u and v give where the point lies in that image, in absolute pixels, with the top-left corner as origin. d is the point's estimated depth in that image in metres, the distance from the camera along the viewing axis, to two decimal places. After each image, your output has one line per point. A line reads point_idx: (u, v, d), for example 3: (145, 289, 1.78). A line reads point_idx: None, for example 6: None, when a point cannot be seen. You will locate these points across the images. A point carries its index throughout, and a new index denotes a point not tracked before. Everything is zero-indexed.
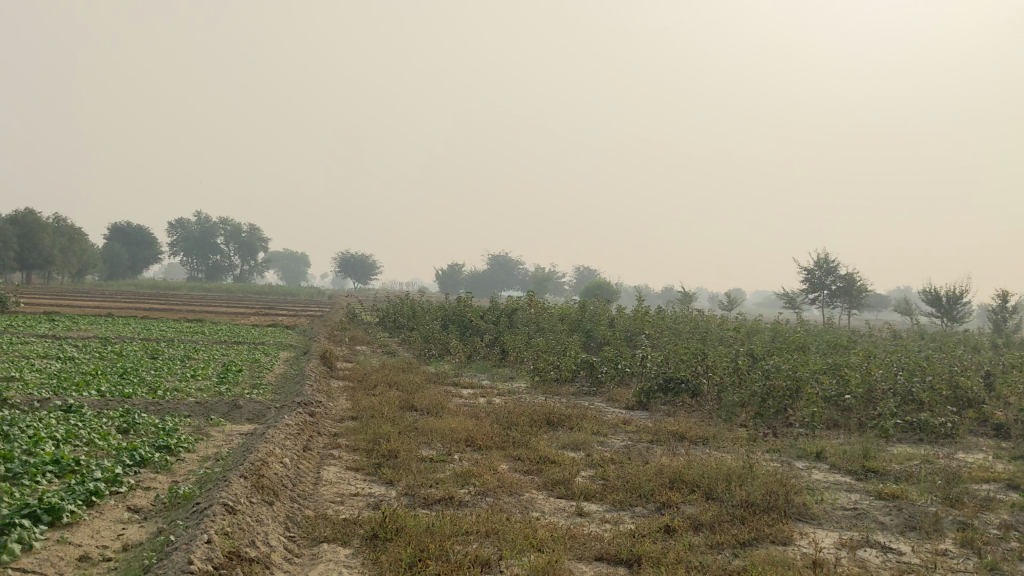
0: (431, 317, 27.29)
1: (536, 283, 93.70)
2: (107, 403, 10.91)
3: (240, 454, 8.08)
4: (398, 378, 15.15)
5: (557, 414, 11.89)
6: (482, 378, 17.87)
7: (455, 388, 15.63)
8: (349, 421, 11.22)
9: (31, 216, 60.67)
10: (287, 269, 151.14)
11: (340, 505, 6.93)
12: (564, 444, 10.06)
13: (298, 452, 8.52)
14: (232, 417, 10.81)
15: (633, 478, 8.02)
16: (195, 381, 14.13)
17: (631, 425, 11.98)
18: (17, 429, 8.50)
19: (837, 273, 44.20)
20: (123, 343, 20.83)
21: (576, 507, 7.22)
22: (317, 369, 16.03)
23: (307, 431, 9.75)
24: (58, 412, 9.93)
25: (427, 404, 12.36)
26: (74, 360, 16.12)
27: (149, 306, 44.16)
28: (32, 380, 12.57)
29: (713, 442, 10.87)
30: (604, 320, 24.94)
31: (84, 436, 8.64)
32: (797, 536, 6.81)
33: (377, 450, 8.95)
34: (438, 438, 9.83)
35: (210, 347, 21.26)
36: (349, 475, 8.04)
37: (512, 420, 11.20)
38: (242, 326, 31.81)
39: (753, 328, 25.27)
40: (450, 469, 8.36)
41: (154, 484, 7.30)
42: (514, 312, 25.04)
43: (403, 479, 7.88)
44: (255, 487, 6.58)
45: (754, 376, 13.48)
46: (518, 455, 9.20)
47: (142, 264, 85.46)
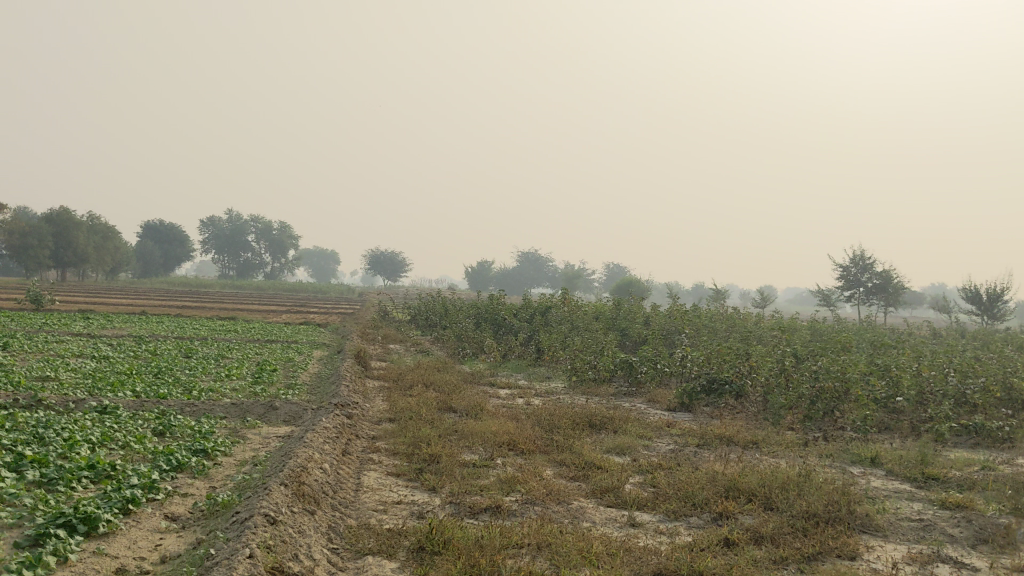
0: (464, 315, 27.04)
1: (566, 280, 93.22)
2: (142, 405, 10.75)
3: (278, 458, 7.85)
4: (434, 378, 14.89)
5: (599, 416, 11.57)
6: (518, 377, 17.57)
7: (491, 388, 15.33)
8: (386, 423, 10.97)
9: (65, 214, 61.34)
10: (317, 266, 151.88)
11: (384, 514, 6.66)
12: (609, 449, 9.74)
13: (338, 456, 8.27)
14: (268, 419, 10.61)
15: (686, 486, 7.69)
16: (229, 381, 13.96)
17: (675, 428, 11.61)
18: (52, 432, 8.34)
19: (873, 270, 43.37)
20: (157, 341, 20.78)
21: (628, 517, 6.90)
22: (351, 369, 15.83)
23: (345, 434, 9.52)
24: (93, 414, 9.77)
25: (465, 405, 12.08)
26: (108, 359, 16.05)
27: (182, 304, 44.38)
28: (66, 380, 12.48)
29: (762, 447, 10.48)
30: (640, 319, 24.54)
31: (120, 439, 8.46)
32: (864, 551, 6.44)
33: (418, 454, 8.68)
34: (480, 441, 9.54)
35: (243, 346, 21.15)
36: (391, 481, 7.78)
37: (553, 423, 10.90)
38: (274, 323, 31.76)
39: (792, 327, 24.73)
40: (494, 475, 8.07)
41: (192, 490, 7.07)
42: (549, 310, 24.71)
43: (446, 486, 7.60)
44: (296, 496, 6.33)
45: (801, 377, 13.05)
46: (563, 460, 8.89)
47: (174, 262, 86.17)
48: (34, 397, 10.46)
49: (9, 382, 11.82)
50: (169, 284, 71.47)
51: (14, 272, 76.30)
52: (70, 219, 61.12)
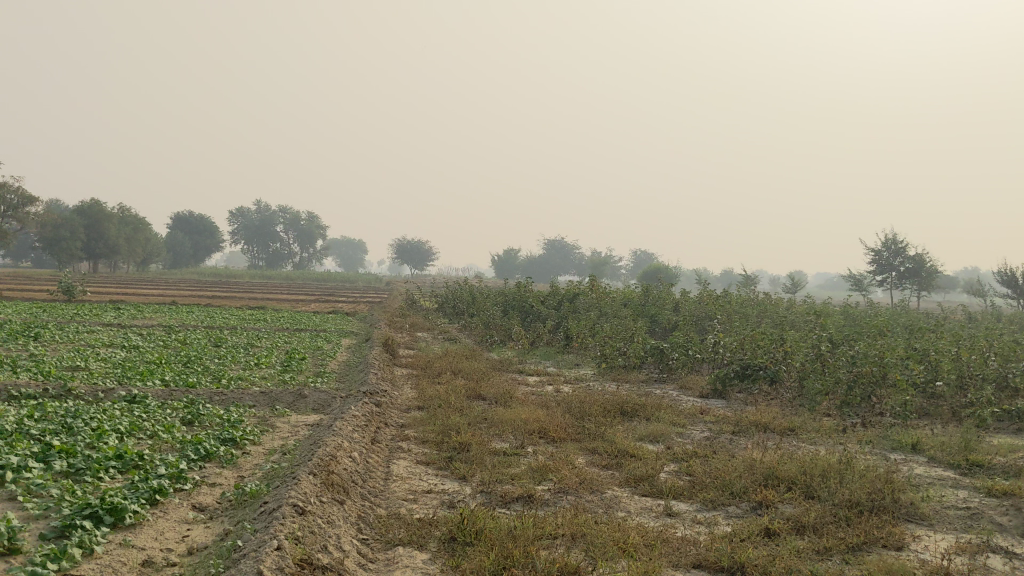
0: (491, 302, 26.90)
1: (593, 268, 92.81)
2: (171, 393, 10.71)
3: (306, 447, 7.73)
4: (462, 366, 14.76)
5: (631, 403, 11.37)
6: (547, 365, 17.41)
7: (520, 375, 15.18)
8: (415, 411, 10.85)
9: (97, 206, 61.94)
10: (344, 255, 152.56)
11: (414, 503, 6.51)
12: (642, 436, 9.55)
13: (367, 444, 8.14)
14: (297, 407, 10.52)
15: (722, 475, 7.48)
16: (258, 369, 13.92)
17: (709, 415, 11.39)
18: (80, 422, 8.28)
19: (906, 253, 42.67)
20: (186, 331, 20.84)
21: (664, 507, 6.71)
22: (379, 357, 15.75)
23: (374, 422, 9.40)
24: (122, 403, 9.74)
25: (494, 393, 11.93)
26: (138, 349, 16.09)
27: (211, 294, 44.66)
28: (96, 370, 12.50)
29: (799, 434, 10.24)
30: (669, 305, 24.26)
31: (149, 428, 8.39)
32: (910, 540, 6.21)
33: (448, 442, 8.55)
34: (510, 429, 9.39)
35: (272, 334, 21.16)
36: (420, 469, 7.64)
37: (584, 410, 10.73)
38: (302, 313, 31.83)
39: (825, 312, 24.34)
40: (526, 463, 7.90)
41: (220, 479, 6.97)
42: (577, 297, 24.51)
43: (476, 474, 7.44)
44: (325, 485, 6.20)
45: (837, 362, 12.77)
46: (595, 448, 8.72)
47: (204, 252, 86.85)
48: (63, 386, 10.45)
49: (40, 372, 11.84)
50: (199, 274, 72.04)
51: (47, 264, 77.28)
52: (101, 211, 61.73)
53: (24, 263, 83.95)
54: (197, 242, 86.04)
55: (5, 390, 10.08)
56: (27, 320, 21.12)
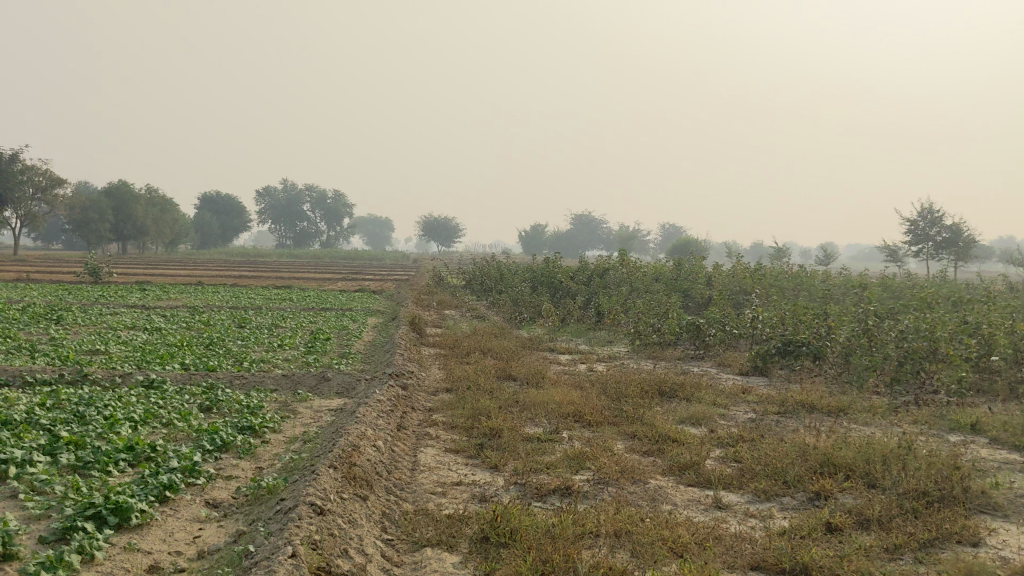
0: (519, 278, 26.37)
1: (621, 242, 91.94)
2: (191, 378, 10.33)
3: (329, 436, 7.30)
4: (492, 345, 14.27)
5: (669, 383, 10.83)
6: (578, 342, 16.88)
7: (551, 354, 14.67)
8: (443, 393, 10.40)
9: (124, 187, 62.08)
10: (371, 233, 152.81)
11: (442, 498, 6.05)
12: (683, 419, 9.02)
13: (392, 432, 7.69)
14: (320, 391, 10.10)
15: (774, 462, 6.95)
16: (282, 351, 13.56)
17: (752, 395, 10.83)
18: (92, 410, 7.90)
19: (943, 223, 41.53)
20: (211, 312, 20.58)
21: (713, 499, 6.20)
22: (406, 336, 15.32)
23: (400, 407, 8.95)
24: (139, 389, 9.37)
25: (525, 373, 11.44)
26: (161, 331, 15.77)
27: (239, 274, 44.48)
28: (116, 354, 12.16)
29: (850, 415, 9.65)
30: (702, 279, 23.60)
31: (164, 416, 8.00)
32: (986, 534, 5.63)
33: (478, 428, 8.07)
34: (543, 413, 8.90)
35: (297, 314, 20.82)
36: (449, 458, 7.17)
37: (620, 391, 10.21)
38: (330, 291, 31.52)
39: (865, 285, 23.54)
40: (561, 450, 7.42)
41: (237, 472, 6.54)
42: (607, 272, 23.90)
43: (509, 464, 6.97)
44: (346, 480, 5.75)
45: (885, 337, 12.13)
46: (634, 433, 8.21)
47: (231, 232, 87.04)
48: (80, 371, 10.11)
49: (57, 357, 11.51)
50: (226, 254, 72.17)
51: (77, 246, 77.81)
52: (128, 192, 61.85)
53: (56, 245, 84.64)
54: (225, 222, 86.23)
55: (20, 376, 9.75)
56: (52, 302, 20.93)
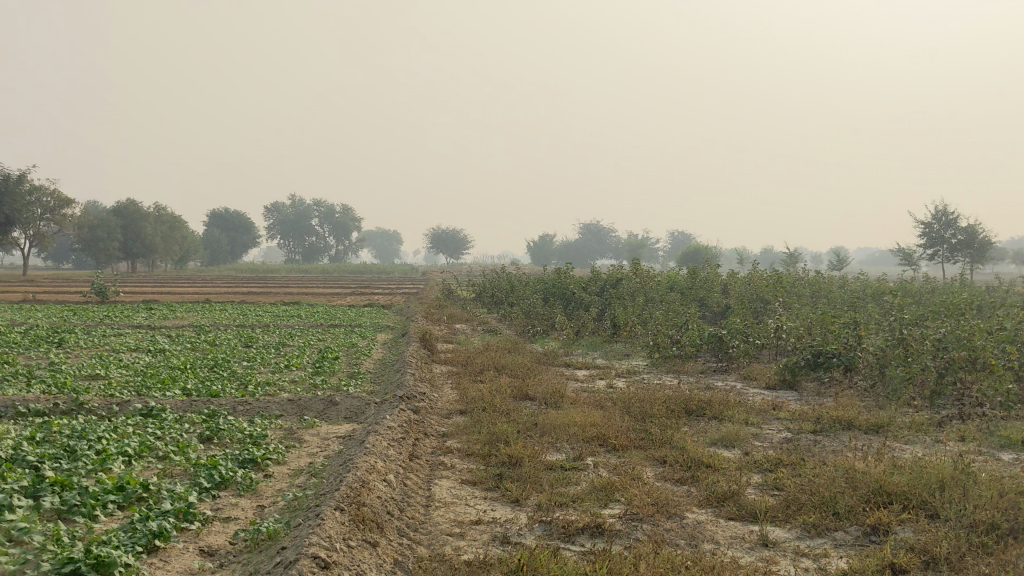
0: (531, 290, 25.79)
1: (631, 250, 91.32)
2: (191, 405, 9.79)
3: (336, 469, 6.76)
4: (506, 361, 13.70)
5: (695, 400, 10.26)
6: (595, 356, 16.31)
7: (568, 370, 14.10)
8: (457, 416, 9.85)
9: (133, 206, 61.77)
10: (380, 246, 152.75)
11: (461, 539, 5.50)
12: (715, 441, 8.45)
13: (404, 462, 7.15)
14: (328, 417, 9.56)
15: (820, 490, 6.37)
16: (288, 372, 13.03)
17: (783, 412, 10.28)
18: (83, 445, 7.36)
19: (957, 225, 40.81)
20: (217, 331, 20.07)
21: (759, 535, 5.63)
22: (417, 354, 14.81)
23: (412, 433, 8.41)
24: (136, 419, 8.85)
25: (543, 392, 10.88)
26: (164, 352, 15.27)
27: (246, 290, 44.03)
28: (116, 379, 11.65)
29: (891, 432, 9.07)
30: (718, 288, 22.99)
31: (160, 450, 7.46)
32: None
33: (496, 456, 7.52)
34: (565, 438, 8.35)
35: (305, 332, 20.32)
36: (466, 491, 6.62)
37: (645, 410, 9.64)
38: (338, 307, 31.00)
39: (885, 292, 22.89)
40: (587, 480, 6.86)
41: (235, 513, 5.99)
42: (621, 281, 23.30)
43: (532, 497, 6.41)
44: (354, 524, 5.21)
45: (921, 346, 11.52)
46: (664, 458, 7.66)
47: (240, 249, 86.85)
48: (75, 399, 9.60)
49: (54, 384, 11.00)
50: (236, 271, 71.88)
51: (86, 265, 77.58)
52: (138, 211, 61.59)
53: (65, 266, 84.57)
54: (233, 238, 85.99)
55: (11, 406, 9.23)
56: (55, 324, 20.46)
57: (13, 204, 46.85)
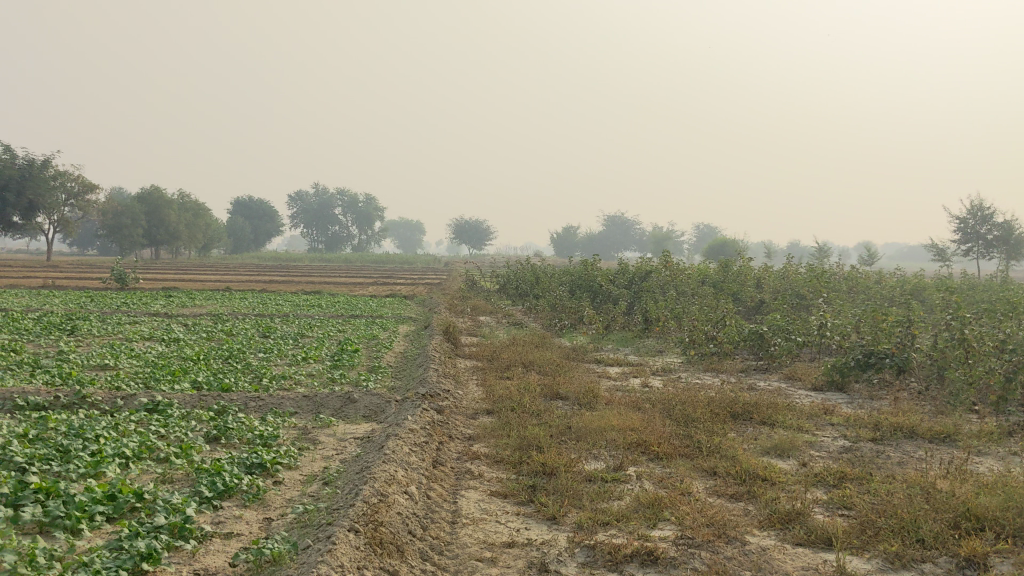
0: (557, 282, 25.05)
1: (657, 244, 90.32)
2: (200, 399, 9.15)
3: (353, 477, 6.07)
4: (534, 357, 12.99)
5: (741, 403, 9.51)
6: (626, 353, 15.56)
7: (599, 367, 13.36)
8: (483, 416, 9.18)
9: (157, 193, 61.27)
10: (402, 236, 152.60)
11: (492, 566, 4.79)
12: (767, 450, 7.72)
13: (427, 471, 6.46)
14: (345, 415, 8.90)
15: (900, 513, 5.63)
16: (306, 365, 12.41)
17: (837, 417, 9.52)
18: (78, 444, 6.73)
19: (994, 220, 39.58)
20: (234, 320, 19.53)
21: (834, 566, 4.88)
22: (441, 347, 14.16)
23: (435, 436, 7.72)
24: (141, 415, 8.21)
25: (575, 391, 10.18)
26: (179, 342, 14.70)
27: (270, 279, 43.56)
28: (124, 370, 11.05)
29: (959, 442, 8.29)
30: (752, 282, 22.15)
31: (162, 452, 6.80)
32: None
33: (529, 464, 6.82)
34: (602, 444, 7.64)
35: (325, 322, 19.71)
36: (496, 506, 5.92)
37: (687, 413, 8.90)
38: (360, 297, 30.38)
39: (927, 288, 21.95)
40: (631, 494, 6.16)
41: (238, 528, 5.32)
42: (649, 273, 22.46)
43: (571, 515, 5.70)
44: (370, 550, 4.51)
45: (983, 347, 10.69)
46: (714, 469, 6.94)
47: (264, 237, 86.72)
48: (76, 391, 8.98)
49: (58, 374, 10.41)
50: (259, 259, 71.69)
51: (111, 252, 77.50)
52: (161, 197, 61.21)
53: (91, 252, 84.70)
54: (257, 227, 85.87)
55: (10, 399, 8.63)
56: (69, 311, 19.94)
57: (39, 190, 46.51)
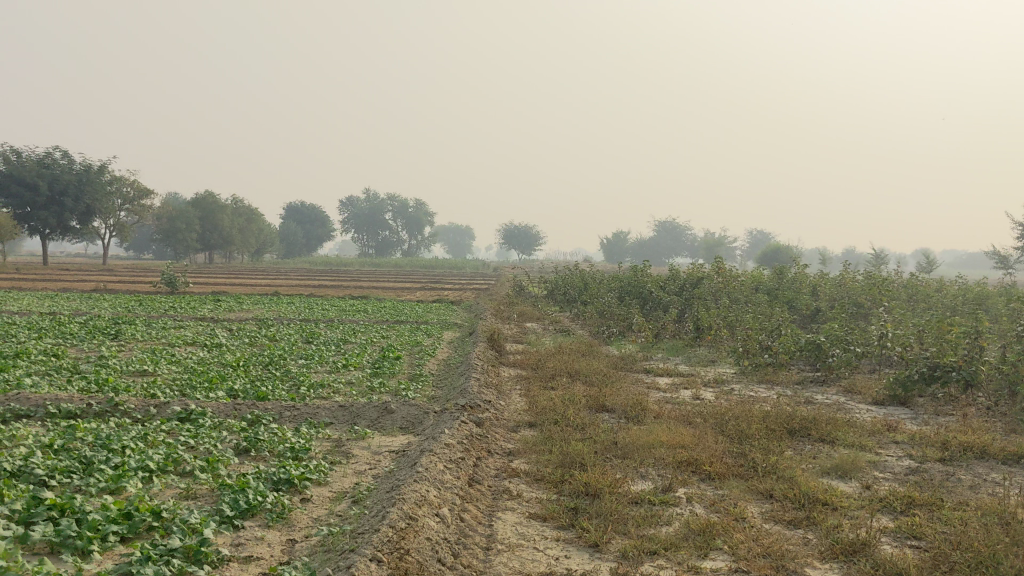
0: (606, 289, 24.56)
1: (708, 252, 89.13)
2: (235, 408, 8.91)
3: (382, 497, 5.72)
4: (580, 366, 12.57)
5: (799, 418, 8.97)
6: (676, 362, 15.05)
7: (648, 378, 12.88)
8: (525, 429, 8.80)
9: (211, 198, 62.11)
10: (451, 240, 153.03)
11: None
12: (828, 470, 7.20)
13: (462, 491, 6.08)
14: (382, 426, 8.58)
15: (978, 545, 5.09)
16: (346, 373, 12.15)
17: (901, 434, 8.94)
18: (102, 456, 6.50)
19: None
20: (279, 325, 19.40)
21: None
22: (485, 355, 13.81)
23: (473, 451, 7.35)
24: (172, 424, 7.98)
25: (622, 403, 9.74)
26: (221, 347, 14.56)
27: (319, 283, 43.72)
28: (162, 377, 10.88)
29: None
30: (807, 289, 21.42)
31: (187, 466, 6.53)
32: None
33: (572, 484, 6.41)
34: (650, 463, 7.20)
35: (370, 328, 19.50)
36: (535, 530, 5.52)
37: (741, 429, 8.40)
38: (407, 302, 30.18)
39: (993, 297, 20.96)
40: (681, 519, 5.71)
41: (258, 551, 5.00)
42: (701, 280, 21.86)
43: (614, 542, 5.28)
44: None
45: None
46: (771, 492, 6.45)
47: (315, 242, 87.48)
48: (110, 399, 8.80)
49: (95, 380, 10.28)
50: (310, 263, 72.27)
51: (166, 256, 78.80)
52: (215, 202, 61.95)
53: (147, 256, 86.24)
54: (308, 232, 86.66)
55: (43, 407, 8.49)
56: (117, 315, 20.03)
57: (96, 195, 47.29)
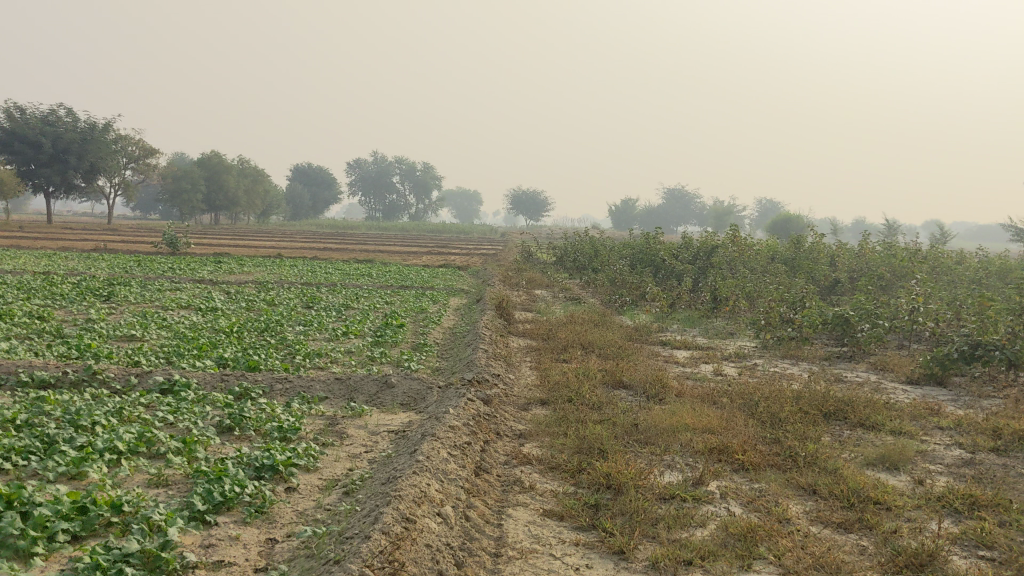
0: (617, 256, 23.75)
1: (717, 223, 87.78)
2: (222, 380, 8.21)
3: (378, 490, 5.01)
4: (593, 337, 11.85)
5: (834, 400, 8.24)
6: (693, 335, 14.30)
7: (665, 351, 12.14)
8: (536, 408, 8.10)
9: (217, 157, 61.37)
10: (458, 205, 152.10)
11: None
12: (873, 461, 6.48)
13: (467, 483, 5.38)
14: (381, 403, 7.88)
15: None
16: (345, 341, 11.47)
17: (945, 419, 8.20)
18: (68, 434, 5.81)
19: None
20: (279, 289, 18.68)
21: None
22: (492, 324, 13.08)
23: (481, 434, 6.65)
24: (151, 397, 7.26)
25: (641, 380, 9.02)
26: (215, 312, 13.86)
27: (324, 246, 43.03)
28: (149, 343, 10.20)
29: None
30: (827, 260, 20.60)
31: (161, 447, 5.83)
32: None
33: (591, 475, 5.70)
34: (675, 450, 6.50)
35: (373, 293, 18.77)
36: (551, 532, 4.82)
37: (773, 411, 7.69)
38: (412, 267, 29.40)
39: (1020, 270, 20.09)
40: (717, 521, 5.00)
41: (230, 555, 4.30)
42: (715, 248, 21.01)
43: (643, 549, 4.58)
44: None
45: None
46: (816, 488, 5.73)
47: (322, 204, 86.62)
48: (87, 366, 8.11)
49: (77, 345, 9.60)
50: (317, 226, 71.46)
51: (171, 217, 78.05)
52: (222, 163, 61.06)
53: (151, 216, 85.46)
54: (315, 194, 85.83)
55: (14, 375, 7.80)
56: (112, 275, 19.32)
57: (99, 152, 46.26)
